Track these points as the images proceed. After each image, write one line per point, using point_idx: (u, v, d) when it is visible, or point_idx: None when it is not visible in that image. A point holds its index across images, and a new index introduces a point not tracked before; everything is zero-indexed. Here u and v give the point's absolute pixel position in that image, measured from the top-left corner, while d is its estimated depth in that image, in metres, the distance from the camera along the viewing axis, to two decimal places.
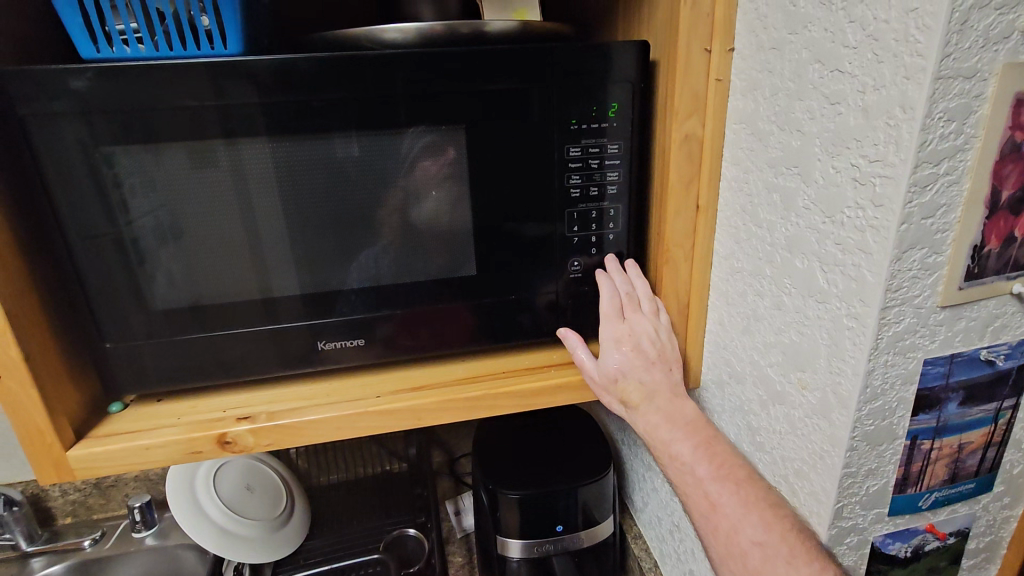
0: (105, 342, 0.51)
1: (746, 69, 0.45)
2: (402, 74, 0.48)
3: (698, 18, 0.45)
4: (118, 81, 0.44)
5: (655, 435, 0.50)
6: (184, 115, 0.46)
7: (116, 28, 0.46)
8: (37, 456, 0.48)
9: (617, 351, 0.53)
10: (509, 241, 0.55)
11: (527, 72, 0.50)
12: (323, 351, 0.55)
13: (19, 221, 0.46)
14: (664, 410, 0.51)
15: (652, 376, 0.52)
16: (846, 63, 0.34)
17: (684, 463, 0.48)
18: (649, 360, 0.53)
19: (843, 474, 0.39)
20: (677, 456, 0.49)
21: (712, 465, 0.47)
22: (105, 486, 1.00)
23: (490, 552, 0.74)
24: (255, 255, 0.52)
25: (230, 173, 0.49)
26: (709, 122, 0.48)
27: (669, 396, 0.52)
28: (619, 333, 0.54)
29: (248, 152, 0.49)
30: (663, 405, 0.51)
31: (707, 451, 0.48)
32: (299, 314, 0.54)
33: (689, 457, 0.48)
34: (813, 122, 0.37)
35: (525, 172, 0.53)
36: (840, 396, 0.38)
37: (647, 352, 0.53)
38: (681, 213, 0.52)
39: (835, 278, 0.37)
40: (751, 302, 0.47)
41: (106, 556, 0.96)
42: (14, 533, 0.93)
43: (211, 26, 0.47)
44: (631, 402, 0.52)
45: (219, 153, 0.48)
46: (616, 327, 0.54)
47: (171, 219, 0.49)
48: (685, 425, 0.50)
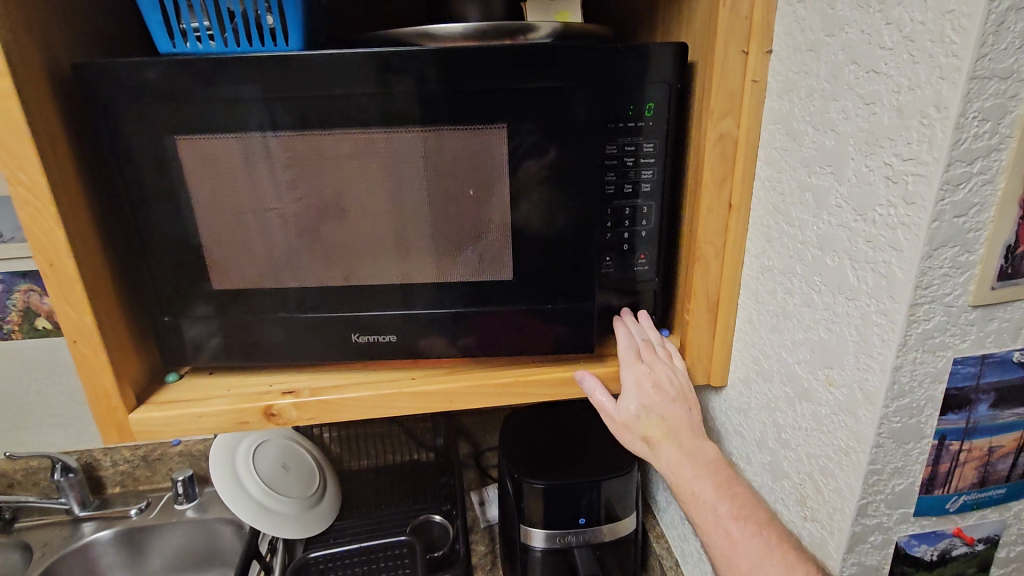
0: (166, 316, 0.55)
1: (783, 70, 0.46)
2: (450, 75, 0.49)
3: (736, 20, 0.46)
4: (190, 76, 0.48)
5: (678, 472, 0.51)
6: (242, 107, 0.49)
7: (192, 26, 0.50)
8: (103, 417, 0.52)
9: (636, 391, 0.56)
10: (553, 241, 0.55)
11: (562, 70, 0.50)
12: (358, 342, 0.58)
13: (94, 201, 0.51)
14: (684, 447, 0.52)
15: (672, 415, 0.54)
16: (882, 64, 0.35)
17: (706, 502, 0.49)
18: (668, 400, 0.55)
19: (868, 471, 0.39)
20: (700, 493, 0.50)
21: (734, 504, 0.48)
22: (151, 459, 1.06)
23: (513, 540, 0.76)
24: (301, 246, 0.54)
25: (282, 162, 0.51)
26: (744, 122, 0.49)
27: (690, 435, 0.53)
28: (638, 374, 0.56)
29: (296, 142, 0.51)
30: (683, 442, 0.53)
31: (729, 491, 0.49)
32: (339, 303, 0.56)
33: (711, 495, 0.49)
34: (847, 122, 0.38)
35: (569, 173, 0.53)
36: (868, 392, 0.38)
37: (666, 392, 0.55)
38: (714, 211, 0.52)
39: (866, 275, 0.38)
40: (781, 300, 0.48)
41: (149, 526, 1.01)
42: (68, 497, 1.00)
43: (275, 25, 0.51)
44: (652, 439, 0.54)
45: (260, 147, 0.51)
46: (635, 366, 0.56)
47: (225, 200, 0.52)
48: (706, 463, 0.51)
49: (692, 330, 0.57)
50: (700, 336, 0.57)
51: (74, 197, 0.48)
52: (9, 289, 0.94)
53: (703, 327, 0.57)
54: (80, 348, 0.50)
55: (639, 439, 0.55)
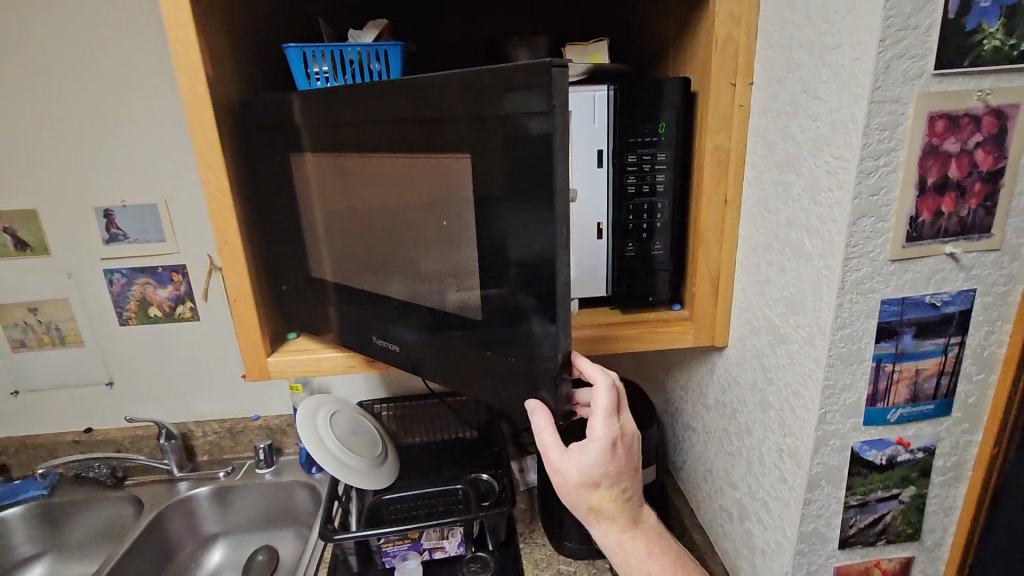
0: (291, 287, 0.73)
1: (761, 97, 0.61)
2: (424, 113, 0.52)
3: (726, 61, 0.62)
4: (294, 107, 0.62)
5: (616, 536, 0.63)
6: (318, 139, 0.62)
7: (321, 70, 0.69)
8: (250, 361, 0.69)
9: (605, 458, 0.57)
10: (498, 288, 0.52)
11: (537, 91, 0.43)
12: (376, 342, 0.67)
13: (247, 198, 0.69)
14: (628, 514, 0.62)
15: (631, 485, 0.61)
16: (821, 93, 0.50)
17: (640, 562, 0.63)
18: (630, 466, 0.60)
19: (824, 386, 0.54)
20: (635, 555, 0.63)
21: (664, 564, 0.63)
22: (236, 430, 1.24)
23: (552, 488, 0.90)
24: (362, 251, 0.67)
25: (346, 179, 0.63)
26: (734, 136, 0.65)
27: (635, 500, 0.62)
28: (613, 436, 0.57)
29: (348, 164, 0.61)
30: (631, 510, 0.62)
31: (659, 552, 0.63)
32: (375, 304, 0.66)
33: (645, 556, 0.63)
34: (802, 134, 0.54)
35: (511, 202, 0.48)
36: (822, 326, 0.53)
37: (631, 457, 0.60)
38: (713, 204, 0.68)
39: (817, 241, 0.53)
40: (764, 270, 0.63)
41: (235, 486, 1.18)
42: (170, 460, 1.18)
43: (382, 69, 0.70)
44: (598, 503, 0.60)
45: (330, 166, 0.63)
46: (612, 428, 0.57)
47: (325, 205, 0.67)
48: (644, 529, 0.64)
49: (699, 300, 0.72)
50: (705, 305, 0.72)
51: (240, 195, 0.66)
52: (131, 282, 1.14)
53: (707, 297, 0.72)
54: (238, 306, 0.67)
55: (585, 494, 0.60)
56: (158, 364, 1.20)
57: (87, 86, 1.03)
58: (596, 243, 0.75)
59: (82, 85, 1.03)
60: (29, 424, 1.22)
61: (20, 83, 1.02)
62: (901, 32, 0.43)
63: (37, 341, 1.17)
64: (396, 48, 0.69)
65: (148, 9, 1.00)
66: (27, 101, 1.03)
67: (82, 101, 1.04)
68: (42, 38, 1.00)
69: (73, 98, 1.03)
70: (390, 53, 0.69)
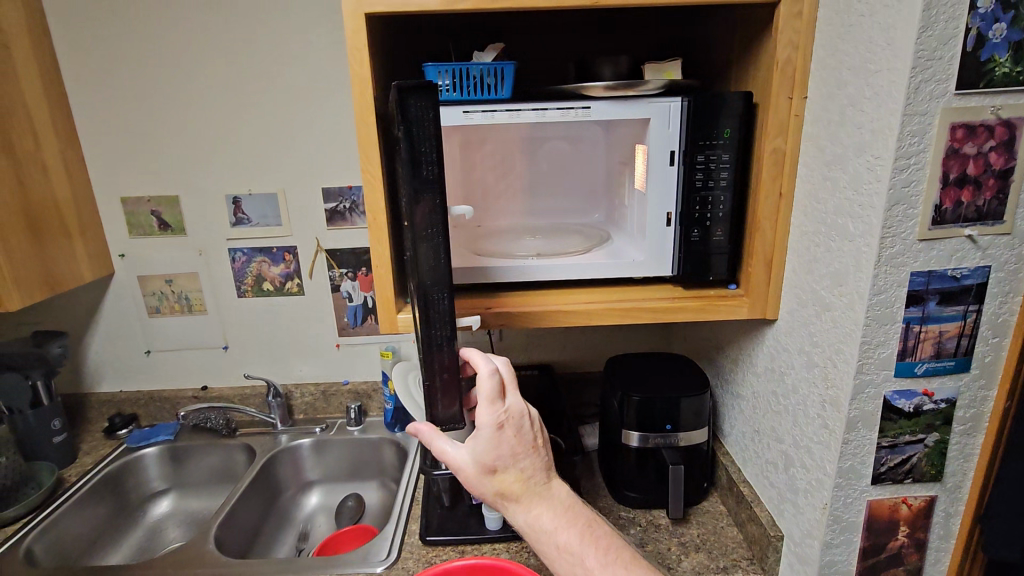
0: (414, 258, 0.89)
1: (814, 109, 0.75)
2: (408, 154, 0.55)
3: (785, 79, 0.76)
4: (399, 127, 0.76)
5: (541, 521, 0.62)
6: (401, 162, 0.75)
7: (449, 83, 0.85)
8: (384, 316, 0.86)
9: (493, 442, 0.58)
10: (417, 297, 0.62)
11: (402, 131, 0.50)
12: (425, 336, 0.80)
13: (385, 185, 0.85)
14: (540, 494, 0.62)
15: (528, 463, 0.61)
16: (864, 107, 0.64)
17: (571, 551, 0.61)
18: (527, 444, 0.60)
19: (862, 341, 0.66)
20: (564, 543, 0.62)
21: (594, 551, 0.61)
22: (329, 393, 1.42)
23: (616, 443, 1.04)
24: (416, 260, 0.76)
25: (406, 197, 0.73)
26: (790, 140, 0.78)
27: (542, 475, 0.62)
28: (498, 417, 0.57)
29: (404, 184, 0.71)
30: (541, 487, 0.62)
31: (591, 540, 0.62)
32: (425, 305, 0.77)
33: (574, 541, 0.62)
34: (848, 139, 0.67)
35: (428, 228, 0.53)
36: (861, 293, 0.66)
37: (525, 433, 0.60)
38: (769, 196, 0.81)
39: (859, 225, 0.66)
40: (813, 251, 0.76)
41: (330, 439, 1.36)
42: (275, 415, 1.37)
43: (497, 83, 0.86)
44: (507, 488, 0.60)
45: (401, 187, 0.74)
46: (497, 412, 0.58)
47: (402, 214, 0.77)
48: (567, 510, 0.63)
49: (754, 279, 0.85)
50: (759, 283, 0.85)
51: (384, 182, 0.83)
52: (250, 259, 1.33)
53: (761, 277, 0.85)
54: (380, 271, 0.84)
55: (484, 480, 0.60)
56: (268, 331, 1.39)
57: (229, 93, 1.23)
58: (666, 228, 0.90)
59: (224, 92, 1.23)
60: (158, 379, 1.43)
61: (174, 90, 1.23)
62: (929, 62, 0.57)
63: (169, 309, 1.37)
64: (509, 66, 0.85)
65: (282, 29, 1.19)
66: (179, 105, 1.24)
67: (222, 105, 1.24)
68: (195, 52, 1.20)
69: (217, 103, 1.23)
70: (505, 70, 0.85)
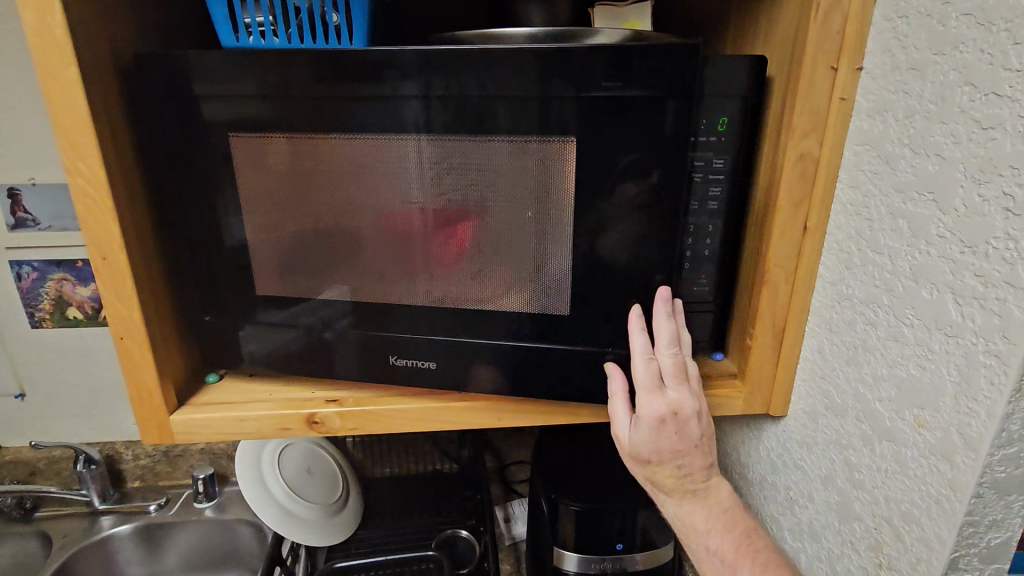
0: (308, 302, 0.54)
1: (877, 89, 0.43)
2: (467, 147, 0.47)
3: (827, 36, 0.44)
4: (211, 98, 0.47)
5: (690, 523, 0.50)
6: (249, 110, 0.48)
7: (255, 20, 0.49)
8: (143, 415, 0.51)
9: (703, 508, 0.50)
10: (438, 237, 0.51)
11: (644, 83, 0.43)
12: (258, 349, 0.55)
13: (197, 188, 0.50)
14: (698, 495, 0.50)
15: (688, 460, 0.49)
16: (1005, 86, 0.33)
17: (721, 558, 0.48)
18: (690, 444, 0.48)
19: (964, 522, 0.37)
20: (714, 550, 0.49)
21: (723, 531, 0.49)
22: (173, 455, 1.03)
23: (544, 561, 0.74)
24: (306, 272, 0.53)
25: (272, 163, 0.50)
26: (827, 141, 0.47)
27: (699, 480, 0.50)
28: (664, 412, 0.47)
29: (286, 144, 0.49)
30: (697, 490, 0.50)
31: (744, 540, 0.48)
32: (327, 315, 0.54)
33: (729, 554, 0.48)
34: (955, 147, 0.36)
35: (548, 285, 0.50)
36: (968, 438, 0.36)
37: (693, 435, 0.48)
38: (787, 234, 0.50)
39: (973, 313, 0.35)
40: (861, 332, 0.46)
41: (168, 523, 0.98)
42: (89, 490, 0.96)
43: (340, 23, 0.49)
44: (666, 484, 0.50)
45: (282, 147, 0.49)
46: (667, 365, 0.48)
47: (353, 186, 0.50)
48: (722, 516, 0.50)
49: (755, 354, 0.54)
50: (761, 360, 0.54)
51: (128, 192, 0.47)
52: (45, 276, 0.87)
53: (765, 351, 0.54)
54: (160, 350, 0.51)
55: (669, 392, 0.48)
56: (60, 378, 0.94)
57: None
58: None
59: None
60: None
61: None
62: None
63: None
64: None
65: None
66: None
67: None
68: None
69: None
70: None
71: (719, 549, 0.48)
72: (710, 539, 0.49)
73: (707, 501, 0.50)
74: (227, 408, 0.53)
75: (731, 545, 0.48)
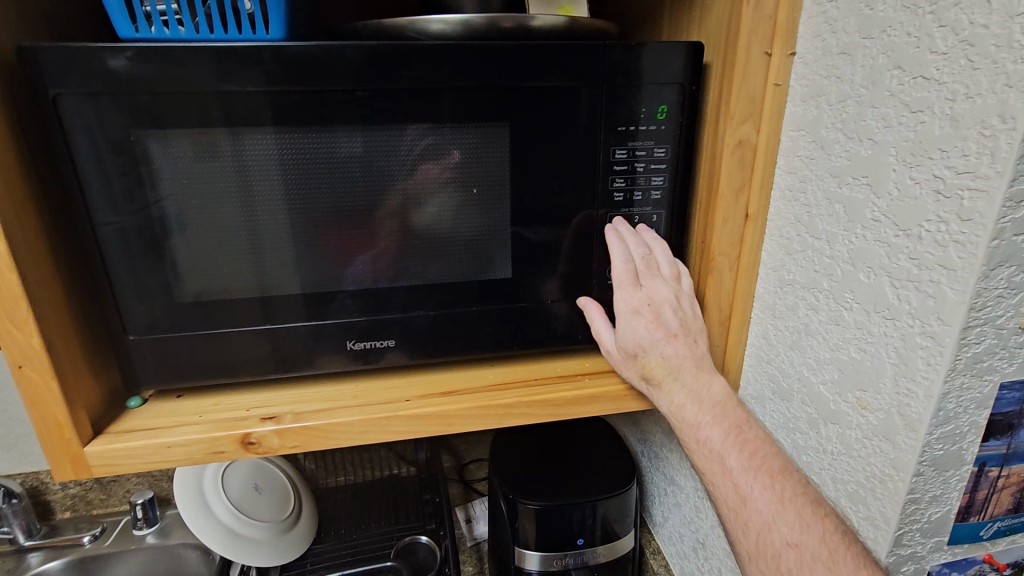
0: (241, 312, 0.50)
1: (810, 75, 0.43)
2: (433, 135, 0.49)
3: (760, 21, 0.44)
4: (107, 97, 0.42)
5: (682, 417, 0.49)
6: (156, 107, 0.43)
7: (156, 7, 0.44)
8: (53, 450, 0.46)
9: (695, 397, 0.48)
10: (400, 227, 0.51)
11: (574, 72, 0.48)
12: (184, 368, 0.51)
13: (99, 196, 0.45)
14: (688, 387, 0.49)
15: (673, 349, 0.50)
16: (932, 70, 0.33)
17: (713, 448, 0.46)
18: (669, 331, 0.50)
19: (907, 500, 0.37)
20: (706, 440, 0.47)
21: (742, 455, 0.45)
22: (106, 480, 0.96)
23: (506, 562, 0.73)
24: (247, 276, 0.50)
25: (251, 165, 0.47)
26: (764, 127, 0.47)
27: (694, 371, 0.49)
28: (635, 302, 0.51)
29: (252, 144, 0.46)
30: (688, 382, 0.49)
31: (737, 437, 0.46)
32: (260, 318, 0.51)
33: (720, 444, 0.46)
34: (887, 130, 0.36)
35: (494, 259, 0.54)
36: (908, 418, 0.36)
37: (668, 322, 0.51)
38: (730, 220, 0.50)
39: (909, 295, 0.35)
40: (803, 316, 0.46)
41: (105, 554, 0.91)
42: (12, 527, 0.88)
43: (253, 10, 0.44)
44: (654, 378, 0.50)
45: (222, 143, 0.46)
46: (636, 267, 0.52)
47: (296, 182, 0.48)
48: (713, 407, 0.48)
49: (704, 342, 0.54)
50: (711, 348, 0.54)
51: (20, 204, 0.42)
52: None
53: (714, 338, 0.54)
54: (69, 376, 0.46)
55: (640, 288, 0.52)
56: None
57: None
58: None
59: None
60: None
61: None
62: None
63: None
64: None
65: None
66: None
67: None
68: None
69: None
70: None
71: (708, 440, 0.47)
72: (704, 430, 0.47)
73: (694, 392, 0.49)
74: (152, 435, 0.48)
75: (722, 436, 0.46)
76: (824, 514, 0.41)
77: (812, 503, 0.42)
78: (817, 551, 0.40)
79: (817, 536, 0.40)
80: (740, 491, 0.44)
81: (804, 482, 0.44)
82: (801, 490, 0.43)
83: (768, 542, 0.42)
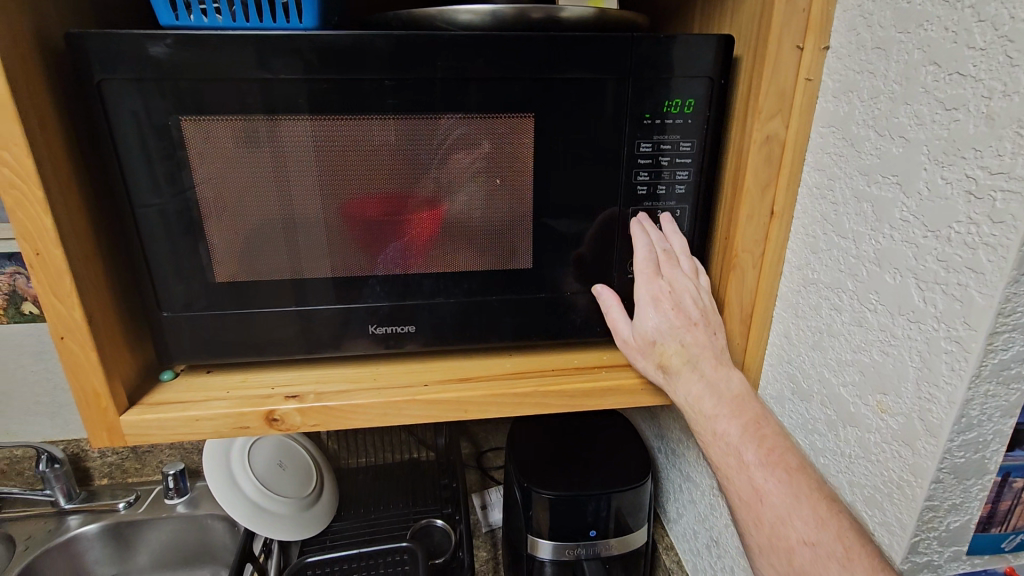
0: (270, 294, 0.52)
1: (843, 70, 0.42)
2: (467, 125, 0.49)
3: (792, 14, 0.43)
4: (147, 83, 0.44)
5: (698, 408, 0.48)
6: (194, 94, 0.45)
7: None
8: (91, 418, 0.48)
9: (713, 388, 0.48)
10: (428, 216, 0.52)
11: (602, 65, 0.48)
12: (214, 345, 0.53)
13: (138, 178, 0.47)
14: (706, 378, 0.49)
15: (693, 338, 0.50)
16: (969, 66, 0.32)
17: (729, 442, 0.46)
18: (689, 320, 0.50)
19: (925, 506, 0.37)
20: (722, 434, 0.47)
21: (758, 450, 0.45)
22: (141, 451, 1.00)
23: (519, 549, 0.74)
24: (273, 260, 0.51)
25: (286, 151, 0.48)
26: (793, 123, 0.46)
27: (713, 362, 0.49)
28: (656, 291, 0.51)
29: (290, 127, 0.47)
30: (706, 373, 0.49)
31: (754, 432, 0.46)
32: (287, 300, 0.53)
33: (736, 438, 0.46)
34: (919, 128, 0.35)
35: (516, 250, 0.54)
36: (929, 424, 0.35)
37: (689, 312, 0.51)
38: (755, 217, 0.49)
39: (935, 298, 0.35)
40: (826, 316, 0.45)
41: (138, 520, 0.95)
42: (54, 490, 0.93)
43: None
44: (671, 367, 0.50)
45: (261, 128, 0.47)
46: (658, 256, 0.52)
47: (329, 169, 0.49)
48: (731, 401, 0.48)
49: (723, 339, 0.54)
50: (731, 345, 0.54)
51: (66, 185, 0.44)
52: None
53: (735, 336, 0.53)
54: (107, 349, 0.48)
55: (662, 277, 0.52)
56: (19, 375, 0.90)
57: None
58: None
59: None
60: None
61: None
62: None
63: None
64: None
65: None
66: None
67: None
68: None
69: None
70: None
71: (725, 434, 0.47)
72: (721, 424, 0.47)
73: (713, 383, 0.48)
74: (182, 408, 0.50)
75: (739, 432, 0.46)
76: (838, 510, 0.41)
77: (827, 501, 0.42)
78: (832, 548, 0.39)
79: (833, 533, 0.40)
80: (756, 487, 0.44)
81: (819, 479, 0.44)
82: (814, 486, 0.43)
83: (781, 538, 0.42)
